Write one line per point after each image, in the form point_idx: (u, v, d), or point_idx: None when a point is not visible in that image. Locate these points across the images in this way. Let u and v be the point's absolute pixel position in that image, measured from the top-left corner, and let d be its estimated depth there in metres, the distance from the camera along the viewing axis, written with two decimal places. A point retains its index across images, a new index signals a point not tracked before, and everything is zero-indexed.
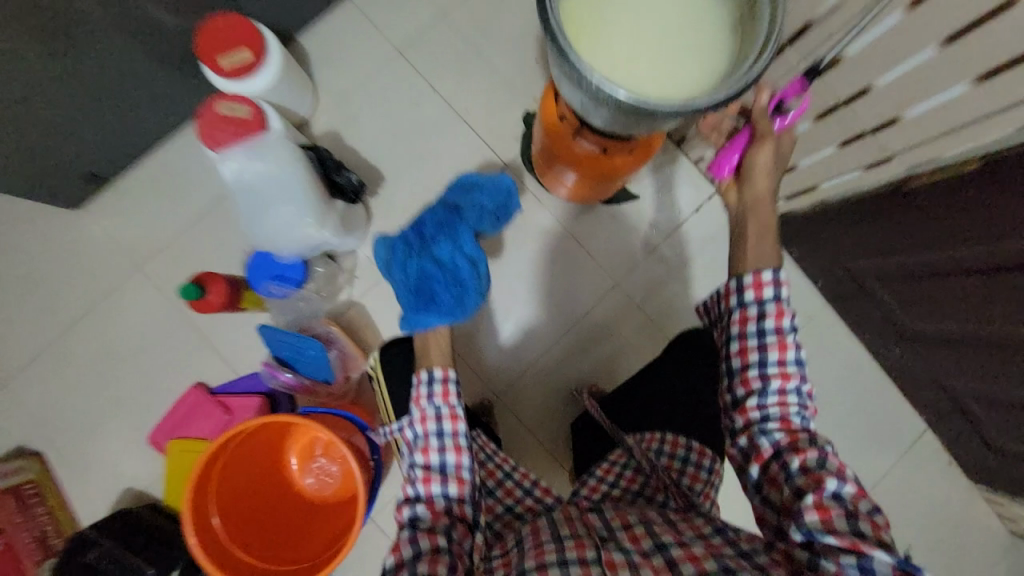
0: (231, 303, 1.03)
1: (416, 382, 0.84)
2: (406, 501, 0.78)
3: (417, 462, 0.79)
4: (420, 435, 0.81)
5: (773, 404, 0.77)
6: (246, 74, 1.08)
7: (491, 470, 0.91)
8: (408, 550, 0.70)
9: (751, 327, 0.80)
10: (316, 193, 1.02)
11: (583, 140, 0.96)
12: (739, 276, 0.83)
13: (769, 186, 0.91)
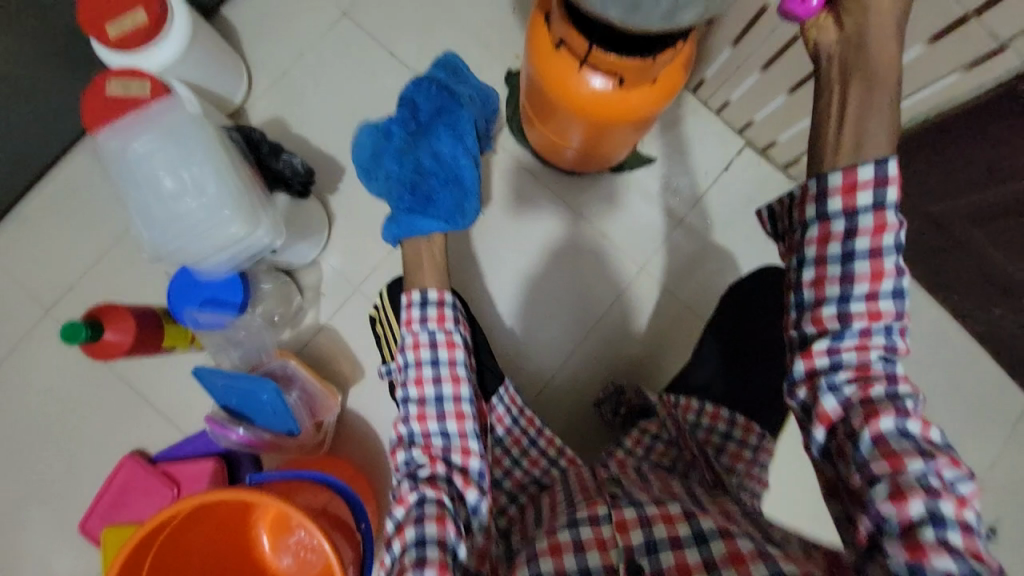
0: (147, 343, 0.78)
1: (406, 304, 0.69)
2: (402, 445, 0.65)
3: (409, 396, 0.65)
4: (411, 363, 0.66)
5: (848, 348, 0.47)
6: (142, 43, 0.83)
7: (517, 437, 0.77)
8: (413, 502, 0.59)
9: (834, 244, 0.47)
10: (245, 173, 0.70)
11: (593, 72, 0.73)
12: (823, 173, 0.48)
13: (888, 16, 0.48)
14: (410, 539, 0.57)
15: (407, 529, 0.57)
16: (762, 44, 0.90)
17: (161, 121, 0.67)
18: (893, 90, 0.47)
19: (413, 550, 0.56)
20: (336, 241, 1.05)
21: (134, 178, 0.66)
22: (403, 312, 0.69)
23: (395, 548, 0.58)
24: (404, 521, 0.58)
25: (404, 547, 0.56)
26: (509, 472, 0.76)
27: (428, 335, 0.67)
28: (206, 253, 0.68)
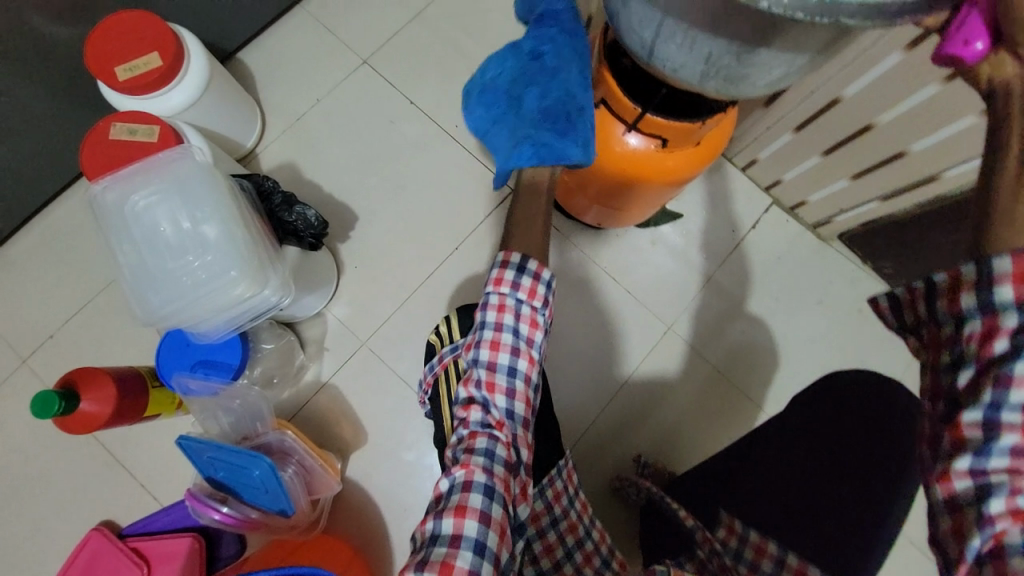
0: (126, 413, 0.70)
1: (501, 262, 0.58)
2: (472, 409, 0.55)
3: (480, 360, 0.56)
4: (489, 329, 0.57)
5: (999, 472, 0.33)
6: (155, 86, 0.79)
7: (572, 523, 0.65)
8: (478, 490, 0.50)
9: (1000, 346, 0.33)
10: (256, 226, 0.64)
11: (635, 133, 0.69)
12: (985, 257, 0.34)
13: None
14: (467, 537, 0.48)
15: (468, 519, 0.49)
16: (799, 105, 0.87)
17: (167, 171, 0.61)
18: None
19: (469, 553, 0.47)
20: (344, 292, 0.99)
21: (136, 231, 0.60)
22: (494, 267, 0.59)
23: (445, 533, 0.49)
24: (464, 509, 0.49)
25: (457, 545, 0.48)
26: (558, 566, 0.63)
27: (520, 305, 0.57)
28: (206, 316, 0.61)
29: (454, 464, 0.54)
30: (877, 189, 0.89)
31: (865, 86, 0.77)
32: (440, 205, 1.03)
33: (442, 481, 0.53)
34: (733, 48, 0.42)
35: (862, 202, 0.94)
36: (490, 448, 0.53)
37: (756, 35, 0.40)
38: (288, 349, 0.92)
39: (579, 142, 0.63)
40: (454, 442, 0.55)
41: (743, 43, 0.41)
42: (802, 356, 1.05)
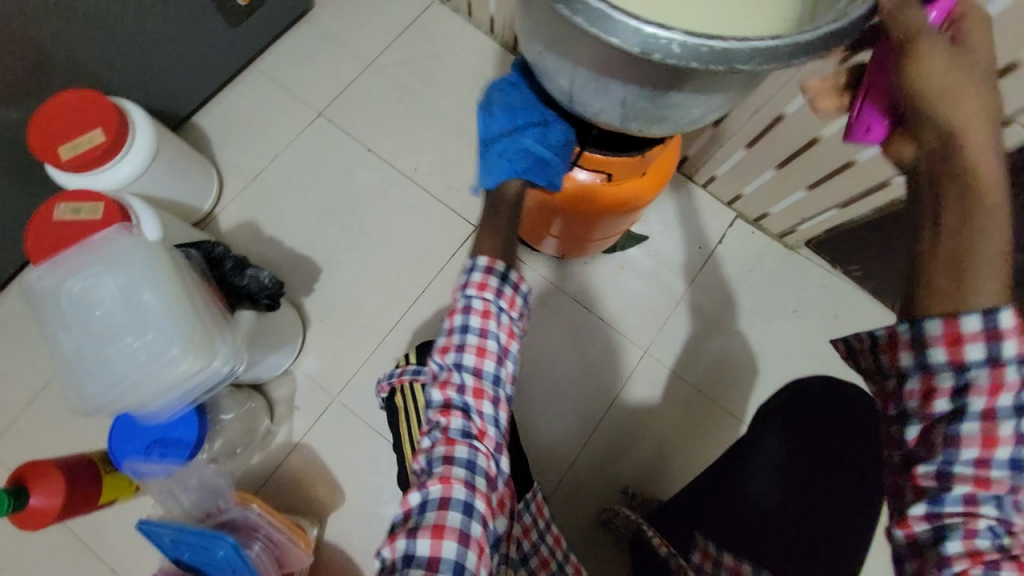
0: (80, 504, 0.69)
1: (484, 266, 0.54)
2: (450, 416, 0.51)
3: (462, 364, 0.51)
4: (469, 334, 0.52)
5: (953, 515, 0.36)
6: (99, 161, 0.78)
7: (545, 559, 0.64)
8: (458, 508, 0.46)
9: (942, 409, 0.36)
10: (203, 296, 0.63)
11: (580, 168, 0.69)
12: (918, 317, 0.37)
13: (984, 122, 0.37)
14: (445, 560, 0.45)
15: (446, 540, 0.45)
16: (746, 123, 0.88)
17: (105, 249, 0.60)
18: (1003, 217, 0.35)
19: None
20: (312, 347, 0.97)
21: (77, 315, 0.59)
22: (477, 268, 0.54)
23: (421, 555, 0.45)
24: (443, 528, 0.45)
25: (434, 568, 0.44)
26: None
27: (505, 314, 0.53)
28: (154, 395, 0.59)
29: (427, 475, 0.49)
30: (833, 198, 0.90)
31: (804, 102, 0.78)
32: (404, 250, 1.02)
33: (415, 494, 0.49)
34: (645, 93, 0.42)
35: (821, 211, 0.94)
36: (472, 460, 0.49)
37: (665, 81, 0.40)
38: (253, 414, 0.88)
39: (548, 176, 0.61)
40: (428, 451, 0.51)
41: (654, 89, 0.41)
42: (783, 367, 1.04)
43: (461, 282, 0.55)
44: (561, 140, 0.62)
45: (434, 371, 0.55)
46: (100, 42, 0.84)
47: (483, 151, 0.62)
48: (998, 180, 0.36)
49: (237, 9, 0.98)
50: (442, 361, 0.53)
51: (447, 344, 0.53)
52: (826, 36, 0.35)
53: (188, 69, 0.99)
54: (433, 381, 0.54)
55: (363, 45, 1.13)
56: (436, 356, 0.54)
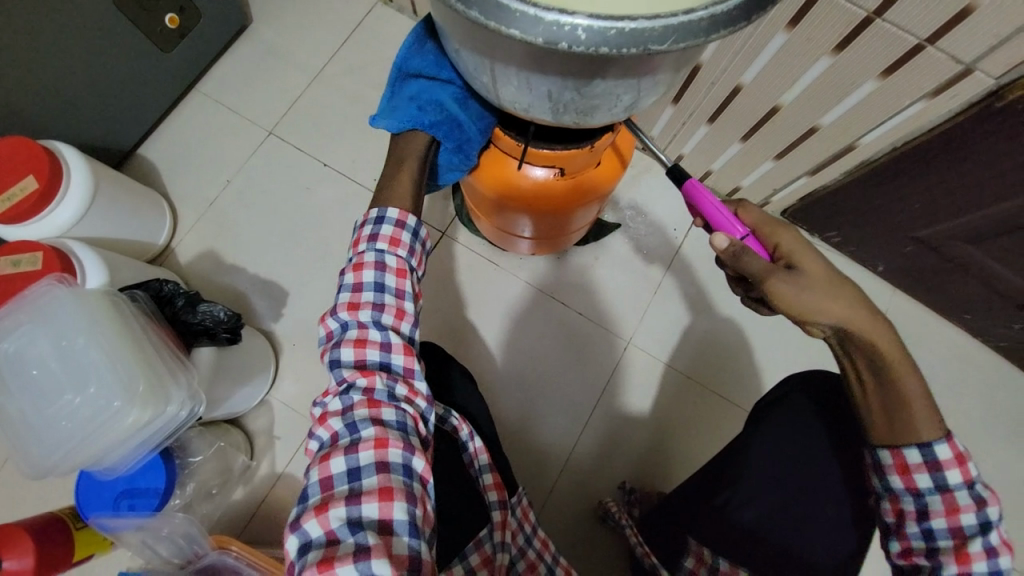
0: (55, 568, 0.67)
1: (396, 219, 0.53)
2: (372, 378, 0.48)
3: (381, 320, 0.50)
4: (379, 289, 0.51)
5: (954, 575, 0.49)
6: (35, 209, 0.75)
7: (532, 563, 0.64)
8: (400, 470, 0.45)
9: None
10: (153, 341, 0.60)
11: (531, 165, 0.66)
12: (873, 448, 0.52)
13: (859, 317, 0.48)
14: (398, 521, 0.43)
15: (397, 502, 0.44)
16: (704, 98, 0.84)
17: (39, 306, 0.57)
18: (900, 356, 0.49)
19: (406, 537, 0.43)
20: (286, 373, 0.94)
21: (19, 376, 0.56)
22: (387, 222, 0.53)
23: (370, 520, 0.43)
24: (392, 490, 0.44)
25: (389, 530, 0.43)
26: None
27: (416, 272, 0.54)
28: (109, 448, 0.57)
29: (352, 440, 0.46)
30: (802, 165, 0.87)
31: (759, 72, 0.74)
32: None
33: (340, 460, 0.45)
34: (569, 84, 0.39)
35: (792, 179, 0.91)
36: (402, 422, 0.48)
37: (586, 69, 0.37)
38: (227, 454, 0.86)
39: (456, 139, 0.62)
40: (345, 414, 0.47)
41: (577, 78, 0.38)
42: (768, 341, 1.02)
43: (369, 235, 0.53)
44: (481, 114, 0.62)
45: (338, 329, 0.51)
46: (24, 84, 0.80)
47: (397, 91, 0.62)
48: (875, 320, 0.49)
49: (168, 32, 0.94)
50: (351, 319, 0.50)
51: (356, 301, 0.50)
52: (745, 6, 0.32)
53: (126, 101, 0.95)
54: (340, 341, 0.50)
55: (307, 56, 1.09)
56: (341, 313, 0.50)
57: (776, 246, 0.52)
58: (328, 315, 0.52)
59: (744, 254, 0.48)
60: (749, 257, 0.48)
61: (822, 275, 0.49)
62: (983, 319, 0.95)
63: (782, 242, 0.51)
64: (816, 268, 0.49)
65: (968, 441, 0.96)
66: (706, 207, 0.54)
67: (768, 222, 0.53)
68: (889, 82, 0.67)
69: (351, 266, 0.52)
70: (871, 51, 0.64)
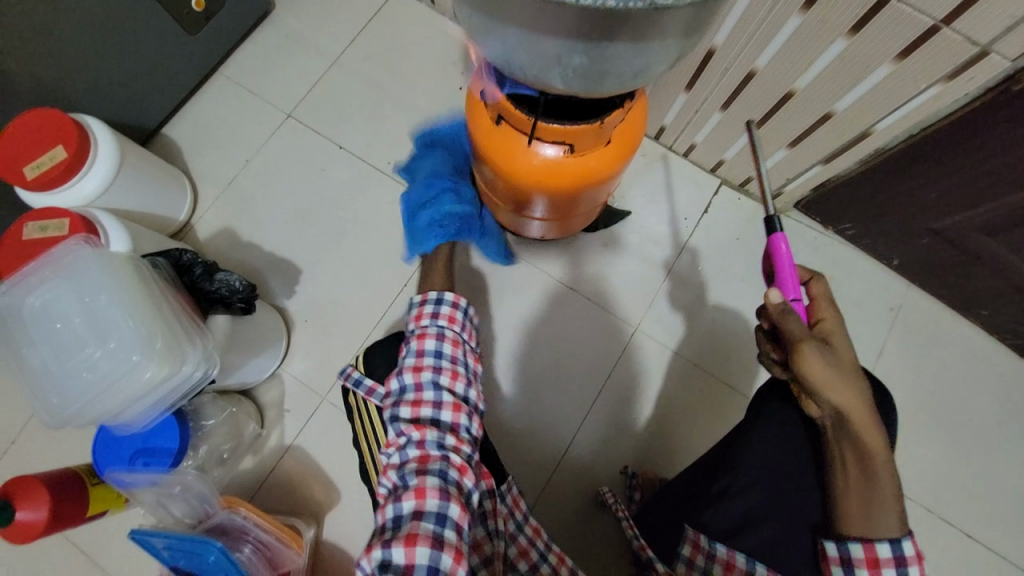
0: (68, 522, 0.70)
1: (452, 301, 0.61)
2: (424, 432, 0.53)
3: (436, 382, 0.56)
4: (435, 354, 0.57)
5: None
6: (64, 177, 0.79)
7: (523, 549, 0.64)
8: (432, 517, 0.47)
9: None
10: (170, 303, 0.62)
11: (542, 142, 0.66)
12: (844, 538, 0.53)
13: (859, 407, 0.51)
14: (421, 566, 0.44)
15: (419, 547, 0.45)
16: (717, 85, 0.84)
17: (65, 264, 0.60)
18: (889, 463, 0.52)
19: None
20: (296, 349, 0.96)
21: (45, 330, 0.59)
22: (444, 303, 0.61)
23: (397, 563, 0.45)
24: (417, 536, 0.46)
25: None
26: None
27: (468, 343, 0.61)
28: (128, 402, 0.59)
29: (402, 489, 0.50)
30: (815, 154, 0.86)
31: (773, 55, 0.74)
32: (384, 245, 1.01)
33: (390, 508, 0.49)
34: (579, 47, 0.40)
35: (805, 168, 0.90)
36: (445, 472, 0.50)
37: (597, 29, 0.38)
38: (238, 419, 0.88)
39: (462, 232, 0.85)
40: (400, 467, 0.52)
41: (587, 40, 0.39)
42: None
43: (429, 313, 0.61)
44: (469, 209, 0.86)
45: (397, 389, 0.57)
46: (59, 61, 0.83)
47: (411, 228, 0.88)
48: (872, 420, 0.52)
49: (195, 15, 0.97)
50: (412, 381, 0.56)
51: (416, 365, 0.57)
52: None
53: (153, 81, 0.98)
54: (399, 401, 0.56)
55: (326, 42, 1.11)
56: (405, 375, 0.57)
57: (817, 320, 0.57)
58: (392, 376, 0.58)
59: (791, 313, 0.52)
60: (795, 317, 0.52)
61: (852, 364, 0.53)
62: (1000, 315, 0.93)
63: (826, 319, 0.57)
64: (848, 357, 0.54)
65: (980, 439, 0.94)
66: (781, 264, 0.56)
67: (827, 302, 0.58)
68: (906, 64, 0.66)
69: (414, 336, 0.60)
70: (886, 32, 0.63)
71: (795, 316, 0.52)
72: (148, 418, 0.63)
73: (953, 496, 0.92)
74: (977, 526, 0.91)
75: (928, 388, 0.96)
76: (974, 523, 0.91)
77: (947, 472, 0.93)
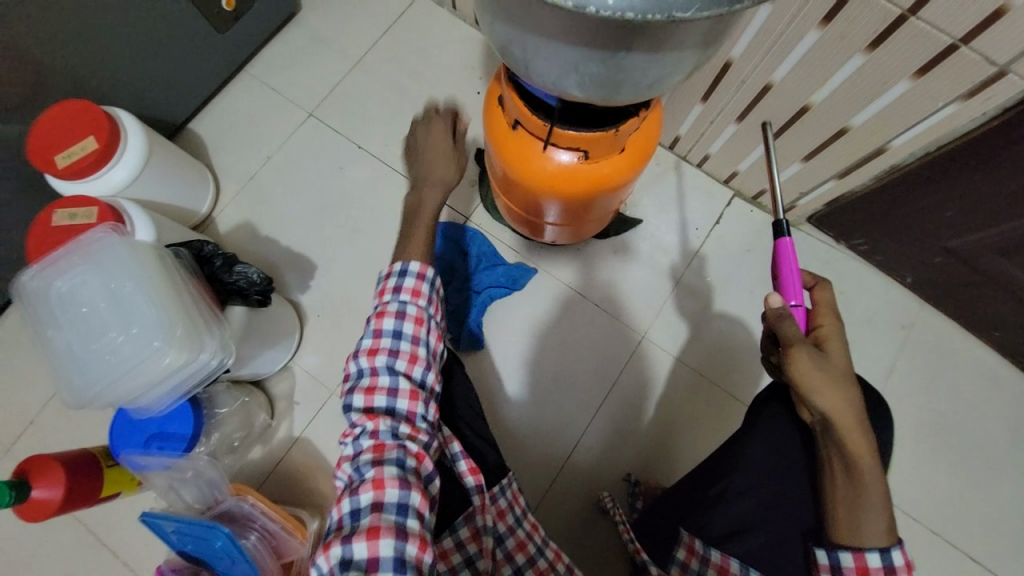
0: (82, 502, 0.72)
1: (416, 272, 0.60)
2: (377, 421, 0.53)
3: (393, 366, 0.55)
4: (391, 336, 0.57)
5: None
6: (94, 168, 0.81)
7: (520, 542, 0.65)
8: (393, 509, 0.47)
9: None
10: (191, 292, 0.64)
11: (557, 148, 0.68)
12: (834, 547, 0.52)
13: (847, 414, 0.51)
14: (385, 558, 0.45)
15: (383, 540, 0.45)
16: (732, 97, 0.85)
17: (93, 251, 0.62)
18: (878, 475, 0.50)
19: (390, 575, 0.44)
20: (308, 343, 0.98)
21: (70, 314, 0.61)
22: (409, 275, 0.60)
23: (358, 558, 0.45)
24: (380, 529, 0.46)
25: (374, 569, 0.44)
26: None
27: (432, 318, 0.59)
28: (145, 387, 0.61)
29: (358, 482, 0.49)
30: (830, 168, 0.86)
31: (790, 69, 0.74)
32: (398, 244, 1.03)
33: (347, 501, 0.49)
34: (596, 56, 0.42)
35: (820, 182, 0.90)
36: (402, 461, 0.50)
37: (615, 40, 0.40)
38: (250, 409, 0.90)
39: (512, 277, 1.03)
40: (354, 459, 0.51)
41: (605, 50, 0.41)
42: None
43: (392, 288, 0.59)
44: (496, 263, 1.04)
45: (355, 373, 0.57)
46: (93, 56, 0.87)
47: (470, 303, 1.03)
48: (861, 422, 0.52)
49: (224, 15, 1.00)
50: (369, 366, 0.56)
51: (374, 348, 0.56)
52: None
53: (181, 77, 1.02)
54: (354, 386, 0.56)
55: (349, 44, 1.14)
56: (361, 359, 0.56)
57: (816, 327, 0.57)
58: (350, 358, 0.58)
59: (788, 318, 0.54)
60: (792, 322, 0.54)
61: (846, 371, 0.54)
62: (1015, 336, 0.91)
63: (824, 326, 0.57)
64: (843, 364, 0.54)
65: (991, 461, 0.93)
66: (786, 271, 0.57)
67: (828, 309, 0.58)
68: (923, 82, 0.66)
69: (375, 314, 0.58)
70: (904, 49, 0.63)
71: (793, 321, 0.54)
72: (165, 402, 0.65)
73: (962, 518, 0.91)
74: (986, 551, 0.89)
75: (939, 407, 0.95)
76: (983, 547, 0.90)
77: (957, 494, 0.92)
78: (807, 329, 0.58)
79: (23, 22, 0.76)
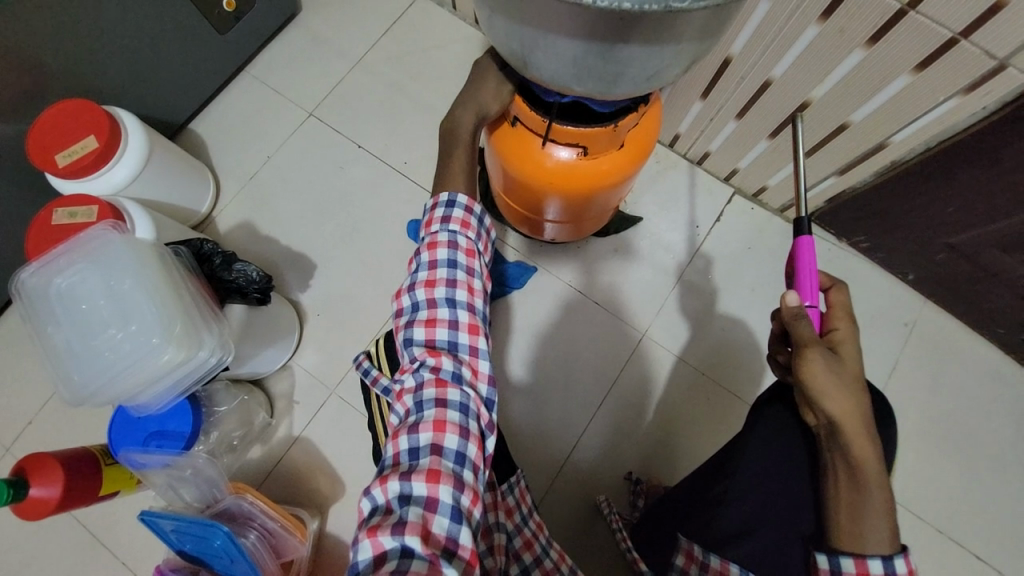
0: (81, 500, 0.72)
1: (466, 205, 0.57)
2: (439, 358, 0.51)
3: (452, 297, 0.53)
4: (448, 267, 0.54)
5: None
6: (95, 167, 0.82)
7: (528, 540, 0.65)
8: (453, 456, 0.47)
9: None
10: (190, 289, 0.64)
11: (556, 145, 0.67)
12: (835, 552, 0.50)
13: (856, 417, 0.51)
14: (444, 502, 0.44)
15: (443, 485, 0.45)
16: (732, 93, 0.85)
17: (92, 248, 0.63)
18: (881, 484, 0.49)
19: (446, 518, 0.44)
20: (308, 342, 0.98)
21: (70, 311, 0.61)
22: (458, 206, 0.57)
23: (418, 496, 0.45)
24: (440, 473, 0.45)
25: (432, 510, 0.44)
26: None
27: (482, 256, 0.58)
28: (145, 384, 0.61)
29: (416, 418, 0.49)
30: (831, 164, 0.86)
31: (790, 65, 0.74)
32: (398, 243, 1.03)
33: (406, 438, 0.48)
34: (593, 48, 0.41)
35: (821, 179, 0.90)
36: (464, 405, 0.49)
37: (612, 33, 0.39)
38: (249, 408, 0.90)
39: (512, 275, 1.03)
40: (415, 392, 0.50)
41: (603, 42, 0.41)
42: None
43: (441, 217, 0.57)
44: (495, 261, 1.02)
45: (411, 307, 0.54)
46: (95, 57, 0.87)
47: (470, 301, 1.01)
48: (874, 441, 0.51)
49: (225, 15, 1.00)
50: (426, 297, 0.53)
51: (431, 280, 0.54)
52: None
53: (182, 78, 1.02)
54: (411, 320, 0.54)
55: (350, 44, 1.14)
56: (418, 291, 0.54)
57: (831, 330, 0.57)
58: (403, 292, 0.55)
59: (804, 319, 0.54)
60: (807, 324, 0.53)
61: (856, 376, 0.53)
62: (1017, 333, 0.91)
63: (838, 330, 0.56)
64: (854, 368, 0.54)
65: (994, 460, 0.92)
66: (802, 267, 0.56)
67: (844, 311, 0.57)
68: (923, 76, 0.66)
69: (426, 245, 0.56)
70: (903, 43, 0.63)
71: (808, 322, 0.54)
72: (165, 399, 0.65)
73: (964, 517, 0.90)
74: (988, 551, 0.89)
75: (941, 405, 0.94)
76: (986, 547, 0.89)
77: (959, 493, 0.91)
78: (821, 331, 0.57)
79: (23, 22, 0.76)
